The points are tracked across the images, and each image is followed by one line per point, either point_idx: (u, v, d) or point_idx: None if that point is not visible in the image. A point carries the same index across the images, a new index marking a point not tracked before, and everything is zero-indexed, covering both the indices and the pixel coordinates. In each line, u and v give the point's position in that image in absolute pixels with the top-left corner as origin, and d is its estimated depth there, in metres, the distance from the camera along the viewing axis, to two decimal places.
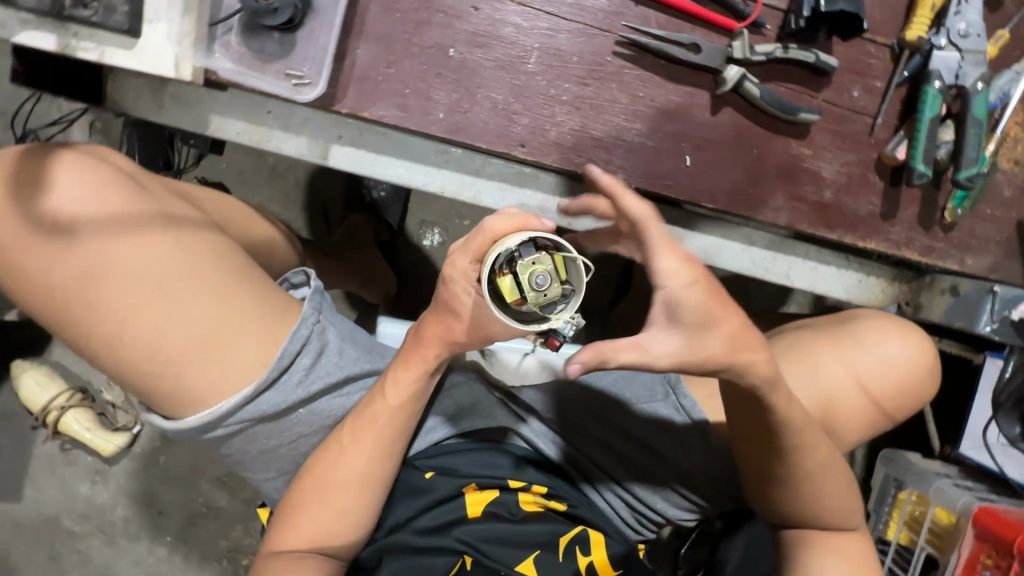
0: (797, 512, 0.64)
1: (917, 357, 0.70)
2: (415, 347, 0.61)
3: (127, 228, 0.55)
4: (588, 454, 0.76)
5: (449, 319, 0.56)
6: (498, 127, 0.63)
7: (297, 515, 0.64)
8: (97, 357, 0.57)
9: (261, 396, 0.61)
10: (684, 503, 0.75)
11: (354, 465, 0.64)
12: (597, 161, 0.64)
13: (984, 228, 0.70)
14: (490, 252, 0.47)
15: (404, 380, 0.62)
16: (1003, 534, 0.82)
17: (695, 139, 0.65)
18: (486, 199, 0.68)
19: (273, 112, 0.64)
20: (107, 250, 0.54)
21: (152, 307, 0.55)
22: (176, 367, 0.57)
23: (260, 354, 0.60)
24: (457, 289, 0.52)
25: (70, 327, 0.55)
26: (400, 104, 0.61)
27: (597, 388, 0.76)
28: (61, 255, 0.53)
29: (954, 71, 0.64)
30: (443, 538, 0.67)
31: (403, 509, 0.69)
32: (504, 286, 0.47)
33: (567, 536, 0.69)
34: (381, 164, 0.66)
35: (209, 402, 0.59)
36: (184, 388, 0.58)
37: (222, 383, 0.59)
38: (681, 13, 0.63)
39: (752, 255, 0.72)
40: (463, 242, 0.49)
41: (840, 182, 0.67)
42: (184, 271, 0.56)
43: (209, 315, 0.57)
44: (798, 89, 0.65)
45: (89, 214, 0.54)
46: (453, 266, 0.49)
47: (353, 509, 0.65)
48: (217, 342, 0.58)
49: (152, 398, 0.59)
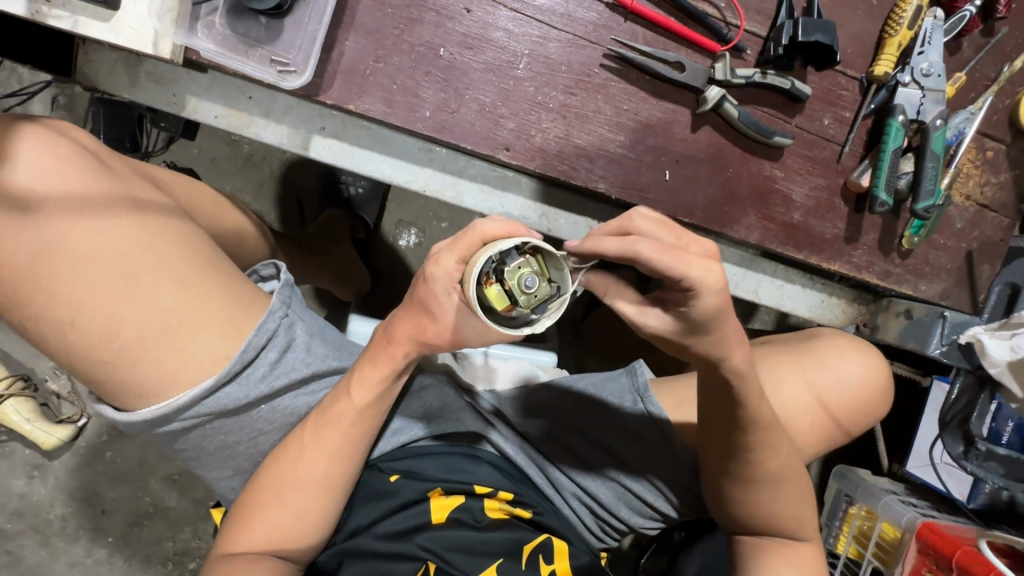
0: (755, 521, 0.66)
1: (872, 374, 0.73)
2: (382, 345, 0.59)
3: (85, 206, 0.52)
4: (554, 460, 0.76)
5: (423, 319, 0.54)
6: (484, 129, 0.63)
7: (253, 515, 0.62)
8: (46, 340, 0.54)
9: (221, 390, 0.58)
10: (648, 512, 0.75)
11: (316, 464, 0.62)
12: (579, 169, 0.65)
13: (938, 257, 0.74)
14: (477, 258, 0.46)
15: (371, 380, 0.60)
16: (944, 549, 0.86)
17: (674, 155, 0.67)
18: (467, 200, 0.68)
19: (254, 98, 0.62)
20: (63, 231, 0.51)
21: (109, 292, 0.52)
22: (131, 355, 0.54)
23: (221, 345, 0.57)
24: (437, 289, 0.50)
25: (18, 306, 0.52)
26: (386, 99, 0.61)
27: (565, 394, 0.76)
28: (11, 229, 0.50)
29: (915, 107, 0.68)
30: (406, 544, 0.65)
31: (366, 513, 0.68)
32: (493, 294, 0.47)
33: (531, 545, 0.68)
34: (363, 159, 0.66)
35: (164, 394, 0.56)
36: (138, 377, 0.55)
37: (179, 375, 0.56)
38: (668, 32, 0.65)
39: (722, 270, 0.75)
40: (450, 243, 0.48)
41: (808, 206, 0.70)
42: (146, 254, 0.54)
43: (170, 302, 0.54)
44: (774, 114, 0.68)
45: (44, 188, 0.52)
46: (437, 265, 0.48)
47: (312, 511, 0.63)
48: (176, 331, 0.55)
49: (103, 387, 0.56)
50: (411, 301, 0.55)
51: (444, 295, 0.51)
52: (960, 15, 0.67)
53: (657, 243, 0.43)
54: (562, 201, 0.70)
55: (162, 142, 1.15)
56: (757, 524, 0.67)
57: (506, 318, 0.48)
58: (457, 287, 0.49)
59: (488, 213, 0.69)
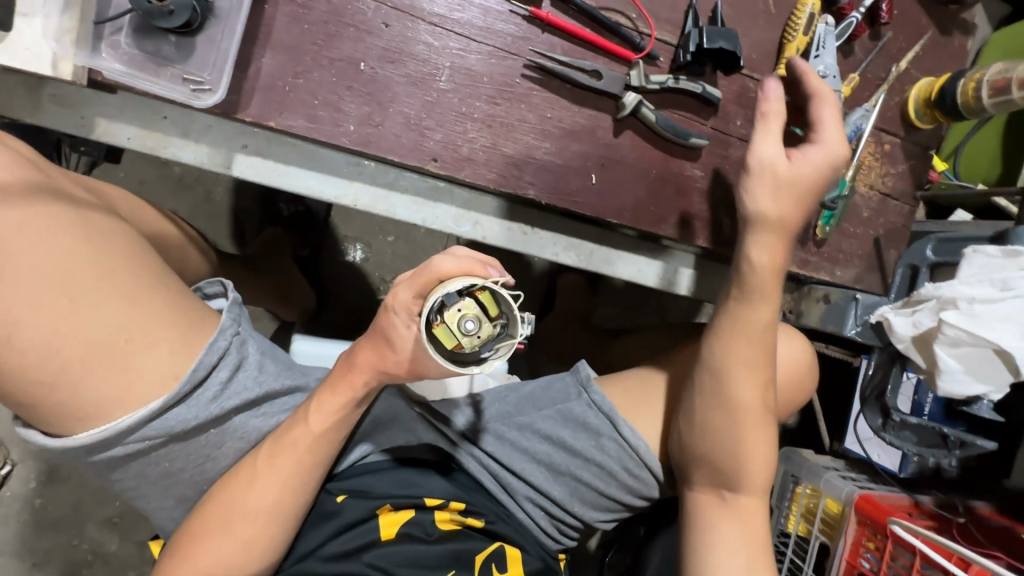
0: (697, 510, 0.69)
1: (797, 356, 0.77)
2: (343, 372, 0.59)
3: (23, 216, 0.48)
4: (506, 464, 0.75)
5: (384, 349, 0.55)
6: (410, 141, 0.63)
7: (196, 547, 0.60)
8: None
9: (171, 411, 0.54)
10: (602, 505, 0.77)
11: (267, 493, 0.60)
12: (509, 177, 0.67)
13: (850, 244, 0.79)
14: (429, 296, 0.49)
15: (330, 408, 0.59)
16: (880, 519, 0.92)
17: (600, 159, 0.70)
18: (400, 212, 0.69)
19: (169, 118, 0.61)
20: (1, 241, 0.47)
21: (47, 307, 0.48)
22: (71, 375, 0.49)
23: (169, 365, 0.53)
24: (396, 320, 0.52)
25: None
26: (309, 115, 0.60)
27: (513, 398, 0.76)
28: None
29: (816, 106, 0.72)
30: (353, 563, 0.64)
31: (311, 537, 0.66)
32: (439, 334, 0.49)
33: (482, 555, 0.69)
34: (292, 176, 0.65)
35: (106, 416, 0.51)
36: (78, 401, 0.50)
37: (123, 397, 0.51)
38: (584, 42, 0.67)
39: (656, 268, 0.78)
40: (407, 279, 0.51)
41: (729, 202, 0.75)
42: (90, 266, 0.50)
43: (115, 317, 0.50)
44: (689, 116, 0.71)
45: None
46: (395, 298, 0.51)
47: (259, 541, 0.61)
48: (120, 349, 0.51)
49: (37, 413, 0.51)
50: (371, 331, 0.56)
51: (402, 325, 0.52)
52: (848, 21, 0.73)
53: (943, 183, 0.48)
54: (497, 210, 0.72)
55: (83, 167, 1.10)
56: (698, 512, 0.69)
57: (453, 357, 0.50)
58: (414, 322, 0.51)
59: (423, 224, 0.70)
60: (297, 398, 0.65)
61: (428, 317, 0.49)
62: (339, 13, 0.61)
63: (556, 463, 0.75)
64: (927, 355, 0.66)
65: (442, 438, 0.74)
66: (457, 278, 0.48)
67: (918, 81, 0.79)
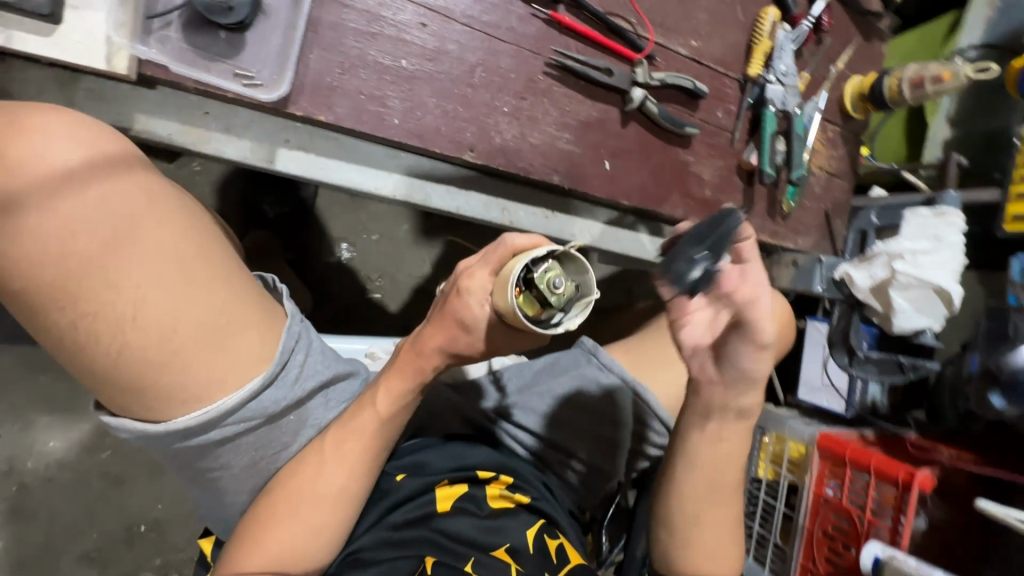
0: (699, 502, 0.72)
1: (783, 320, 0.87)
2: (410, 358, 0.61)
3: (134, 199, 0.51)
4: (536, 430, 0.83)
5: (456, 332, 0.58)
6: (449, 133, 0.68)
7: (259, 536, 0.61)
8: (67, 343, 0.50)
9: (264, 392, 0.56)
10: (620, 455, 0.85)
11: (336, 476, 0.62)
12: (536, 165, 0.73)
13: (807, 216, 0.94)
14: (516, 264, 0.52)
15: (398, 391, 0.62)
16: (841, 452, 1.08)
17: (611, 148, 0.78)
18: (434, 200, 0.73)
19: (211, 113, 0.61)
20: (121, 223, 0.49)
21: (164, 290, 0.50)
22: (184, 356, 0.52)
23: (261, 347, 0.57)
24: (472, 301, 0.55)
25: (37, 308, 0.48)
26: (356, 109, 0.63)
27: (522, 376, 0.87)
28: (41, 222, 0.47)
29: (782, 100, 0.85)
30: (422, 529, 0.68)
31: (370, 517, 0.69)
32: (523, 300, 0.53)
33: (534, 529, 0.72)
34: (332, 169, 0.67)
35: (207, 397, 0.53)
36: (185, 382, 0.52)
37: (223, 378, 0.54)
38: (594, 44, 0.75)
39: (653, 244, 0.89)
40: (480, 258, 0.56)
41: (716, 182, 0.86)
42: (191, 254, 0.53)
43: (214, 302, 0.53)
44: (682, 109, 0.82)
45: (67, 174, 0.48)
46: (471, 278, 0.55)
47: (326, 527, 0.62)
48: (223, 330, 0.54)
49: (140, 398, 0.52)
50: (440, 315, 0.59)
51: (478, 305, 0.55)
52: (801, 29, 0.87)
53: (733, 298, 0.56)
54: (522, 197, 0.78)
55: None
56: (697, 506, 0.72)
57: (536, 321, 0.54)
58: (490, 299, 0.55)
59: (456, 211, 0.74)
60: (353, 384, 0.69)
61: (515, 285, 0.52)
62: (379, 12, 0.64)
63: (574, 421, 0.84)
64: (883, 301, 0.80)
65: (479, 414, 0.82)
66: (536, 247, 0.54)
67: (850, 79, 0.95)
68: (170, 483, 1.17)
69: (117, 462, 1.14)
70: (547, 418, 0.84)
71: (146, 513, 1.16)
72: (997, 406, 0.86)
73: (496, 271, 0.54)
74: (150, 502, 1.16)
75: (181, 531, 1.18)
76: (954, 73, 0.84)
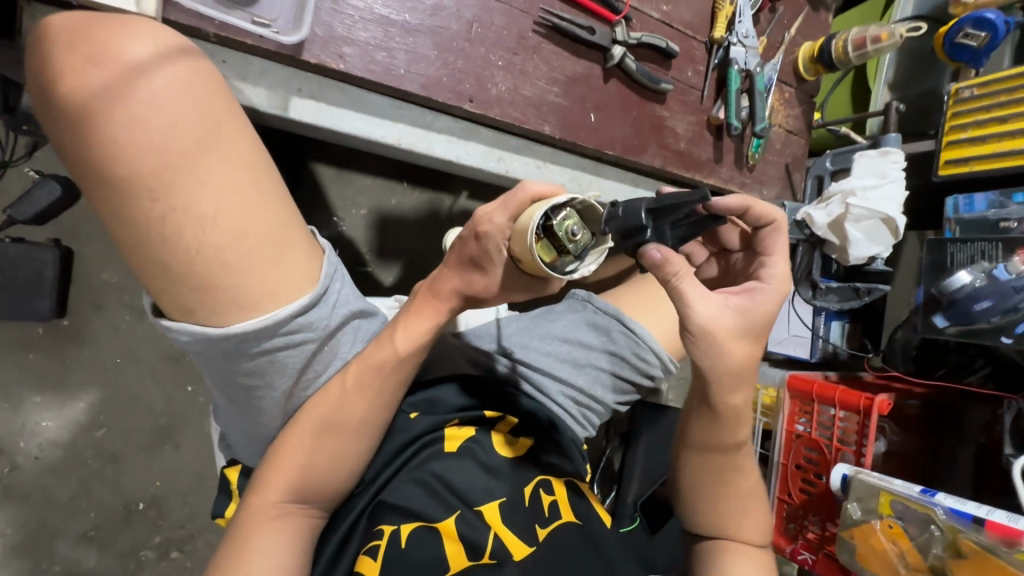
0: (717, 500, 0.69)
1: None
2: (430, 302, 0.65)
3: (212, 107, 0.54)
4: (542, 368, 0.87)
5: (472, 271, 0.62)
6: (450, 83, 0.74)
7: (278, 468, 0.64)
8: (137, 235, 0.53)
9: (312, 309, 0.61)
10: (619, 386, 0.93)
11: (355, 411, 0.65)
12: (529, 116, 0.80)
13: (769, 169, 1.04)
14: (535, 211, 0.55)
15: (416, 330, 0.64)
16: (811, 391, 1.18)
17: (595, 102, 0.85)
18: (437, 149, 0.78)
19: (228, 62, 0.65)
20: (204, 125, 0.53)
21: (237, 198, 0.55)
22: (249, 261, 0.56)
23: (310, 267, 0.62)
24: (489, 244, 0.59)
25: (113, 199, 0.52)
26: (366, 59, 0.69)
27: (520, 324, 0.92)
28: (133, 120, 0.50)
29: (743, 60, 0.95)
30: (419, 472, 0.72)
31: (384, 454, 0.74)
32: (541, 248, 0.55)
33: (530, 485, 0.76)
34: (342, 118, 0.72)
35: (262, 306, 0.57)
36: (247, 286, 0.56)
37: (279, 289, 0.58)
38: (576, 5, 0.82)
39: (639, 193, 0.97)
40: (499, 205, 0.59)
41: (689, 136, 0.95)
42: (259, 172, 0.58)
43: (274, 221, 0.58)
44: (656, 67, 0.90)
45: (160, 78, 0.52)
46: (492, 222, 0.58)
47: (342, 459, 0.65)
48: (281, 245, 0.59)
49: (203, 297, 0.55)
50: (458, 256, 0.63)
51: (495, 248, 0.60)
52: None
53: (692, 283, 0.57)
54: (516, 148, 0.84)
55: (25, 148, 1.02)
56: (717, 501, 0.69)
57: (554, 268, 0.56)
58: (508, 243, 0.59)
59: (457, 160, 0.80)
60: (372, 322, 0.72)
61: (534, 234, 0.55)
62: None
63: (576, 358, 0.89)
64: (839, 233, 0.90)
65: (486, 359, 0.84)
66: (554, 196, 0.57)
67: (802, 45, 1.05)
68: (168, 458, 1.16)
69: (113, 439, 1.13)
70: (552, 357, 0.89)
71: (144, 490, 1.14)
72: (940, 326, 0.97)
73: (515, 219, 0.57)
74: (148, 479, 1.14)
75: (181, 506, 1.16)
76: (890, 34, 0.96)
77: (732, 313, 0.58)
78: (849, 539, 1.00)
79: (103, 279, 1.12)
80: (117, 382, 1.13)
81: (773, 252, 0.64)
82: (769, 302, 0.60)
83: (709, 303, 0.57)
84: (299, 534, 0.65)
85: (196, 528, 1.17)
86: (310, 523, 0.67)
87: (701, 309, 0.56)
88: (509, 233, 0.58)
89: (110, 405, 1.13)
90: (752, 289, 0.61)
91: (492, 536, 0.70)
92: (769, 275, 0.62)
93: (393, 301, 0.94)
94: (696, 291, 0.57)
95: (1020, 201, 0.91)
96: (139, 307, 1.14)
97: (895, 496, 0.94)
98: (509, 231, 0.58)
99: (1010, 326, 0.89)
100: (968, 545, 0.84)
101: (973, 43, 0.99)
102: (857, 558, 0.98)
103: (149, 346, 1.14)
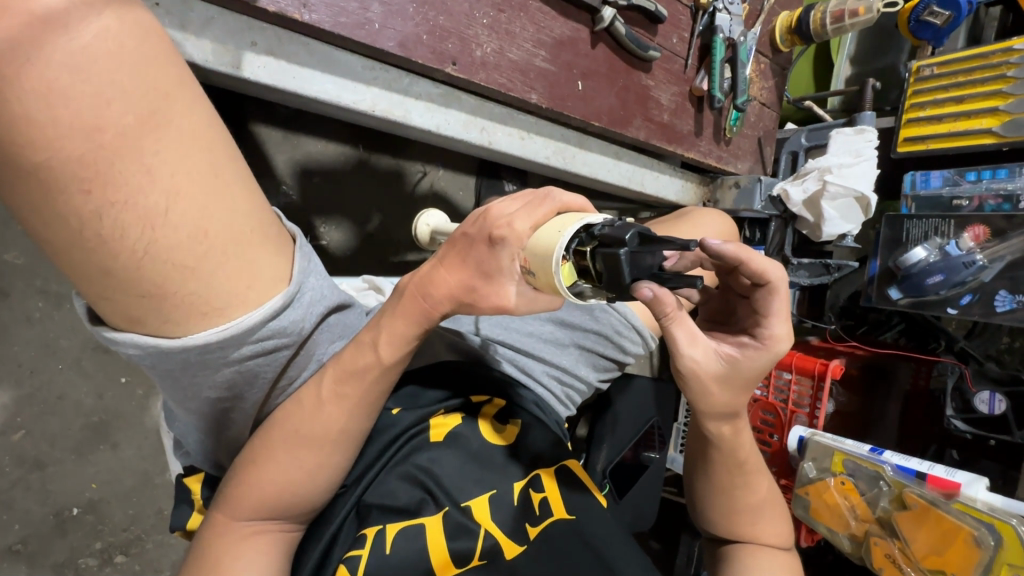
0: (749, 475, 0.69)
1: (729, 230, 0.95)
2: (418, 302, 0.55)
3: (159, 75, 0.44)
4: (525, 354, 0.83)
5: (474, 276, 0.51)
6: (431, 42, 0.65)
7: (250, 484, 0.57)
8: (67, 234, 0.43)
9: (285, 311, 0.54)
10: (600, 364, 0.90)
11: (335, 419, 0.58)
12: (516, 82, 0.73)
13: (743, 142, 1.04)
14: (569, 227, 0.45)
15: (401, 334, 0.56)
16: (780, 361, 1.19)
17: (581, 69, 0.79)
18: (415, 118, 0.72)
19: (161, 6, 0.53)
20: (147, 95, 0.43)
21: (195, 188, 0.46)
22: (216, 261, 0.48)
23: (282, 264, 0.54)
24: (502, 253, 0.48)
25: (34, 189, 0.41)
26: (333, 9, 0.59)
27: (502, 326, 0.84)
28: (54, 91, 0.40)
29: (728, 28, 0.91)
30: (404, 467, 0.64)
31: (366, 456, 0.65)
32: (566, 271, 0.45)
33: (520, 483, 0.66)
34: (306, 79, 0.63)
35: (229, 313, 0.50)
36: (212, 291, 0.49)
37: (247, 292, 0.51)
38: None
39: (619, 166, 0.94)
40: (522, 209, 0.48)
41: (672, 107, 0.91)
42: (218, 153, 0.48)
43: (239, 213, 0.50)
44: (643, 33, 0.84)
45: (88, 38, 0.41)
46: (511, 229, 0.47)
47: (322, 469, 0.59)
48: (250, 240, 0.51)
49: (160, 305, 0.47)
50: (462, 255, 0.51)
51: (506, 259, 0.48)
52: None
53: (686, 331, 0.56)
54: (499, 117, 0.79)
55: None
56: (748, 486, 0.69)
57: (571, 295, 0.47)
58: (523, 255, 0.47)
59: (436, 130, 0.74)
60: (349, 314, 0.65)
61: (562, 254, 0.44)
62: None
63: (558, 339, 0.87)
64: (814, 211, 0.98)
65: (471, 347, 0.78)
66: (586, 214, 0.48)
67: (779, 15, 1.03)
68: (104, 459, 1.04)
69: (35, 443, 0.99)
70: (534, 337, 0.85)
71: (77, 495, 1.02)
72: (893, 297, 1.03)
73: (541, 229, 0.47)
74: (81, 483, 1.02)
75: (123, 508, 1.06)
76: (867, 8, 0.92)
77: (720, 360, 0.59)
78: (804, 495, 1.05)
79: (6, 262, 0.95)
80: (34, 380, 0.99)
81: (774, 314, 0.58)
82: (758, 365, 0.58)
83: (697, 348, 0.57)
84: (279, 550, 0.60)
85: (143, 529, 1.07)
86: (285, 537, 0.61)
87: (690, 353, 0.57)
88: (527, 244, 0.47)
89: (28, 406, 0.98)
90: (746, 345, 0.59)
91: (483, 535, 0.62)
92: (765, 337, 0.58)
93: (363, 283, 0.86)
94: (687, 336, 0.56)
95: (972, 179, 0.96)
96: (57, 293, 0.99)
97: (848, 455, 1.00)
98: (528, 241, 0.47)
99: (957, 298, 0.96)
100: (913, 498, 0.92)
101: (937, 21, 1.01)
102: (812, 512, 1.04)
103: (71, 337, 1.00)
